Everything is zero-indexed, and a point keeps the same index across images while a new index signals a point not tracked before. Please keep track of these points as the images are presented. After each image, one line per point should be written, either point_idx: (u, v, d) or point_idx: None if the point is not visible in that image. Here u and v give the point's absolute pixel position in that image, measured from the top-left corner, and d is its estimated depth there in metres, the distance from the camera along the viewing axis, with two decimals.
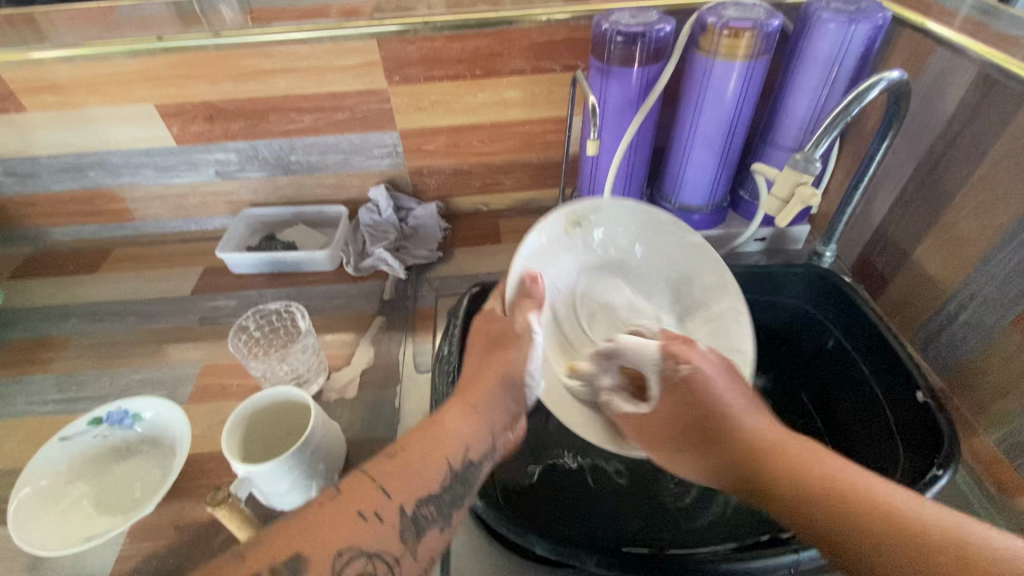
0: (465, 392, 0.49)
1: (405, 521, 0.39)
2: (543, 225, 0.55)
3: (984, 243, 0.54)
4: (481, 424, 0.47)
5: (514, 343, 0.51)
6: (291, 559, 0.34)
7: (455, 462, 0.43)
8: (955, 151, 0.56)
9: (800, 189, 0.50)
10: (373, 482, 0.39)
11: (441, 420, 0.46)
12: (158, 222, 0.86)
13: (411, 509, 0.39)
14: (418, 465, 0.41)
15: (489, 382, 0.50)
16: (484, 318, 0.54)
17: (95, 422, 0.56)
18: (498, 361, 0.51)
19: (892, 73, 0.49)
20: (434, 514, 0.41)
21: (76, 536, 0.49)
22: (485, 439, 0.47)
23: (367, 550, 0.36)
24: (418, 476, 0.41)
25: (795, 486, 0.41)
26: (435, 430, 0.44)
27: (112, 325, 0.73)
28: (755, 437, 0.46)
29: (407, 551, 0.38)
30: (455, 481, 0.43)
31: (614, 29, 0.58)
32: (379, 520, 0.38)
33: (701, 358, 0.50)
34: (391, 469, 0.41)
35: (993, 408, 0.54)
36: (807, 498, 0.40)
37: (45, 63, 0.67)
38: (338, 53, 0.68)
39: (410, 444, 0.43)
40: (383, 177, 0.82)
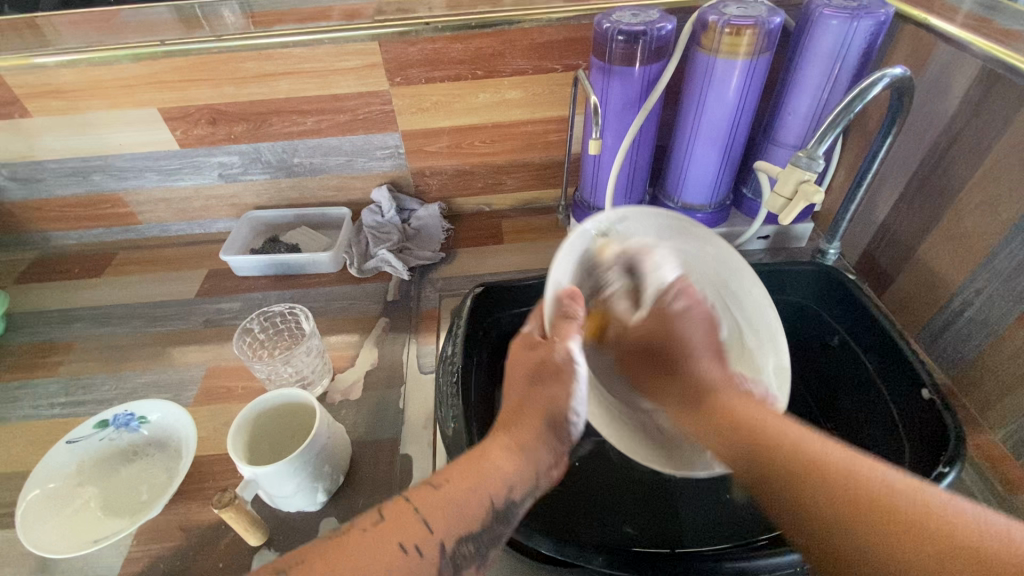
0: (512, 423, 0.44)
1: (444, 561, 0.35)
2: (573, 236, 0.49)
3: (989, 239, 0.53)
4: (536, 460, 0.42)
5: (557, 377, 0.44)
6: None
7: (499, 500, 0.39)
8: (959, 147, 0.56)
9: (803, 186, 0.50)
10: (414, 512, 0.36)
11: (488, 450, 0.42)
12: (162, 225, 0.87)
13: (451, 548, 0.36)
14: (465, 501, 0.37)
15: (533, 416, 0.44)
16: (522, 343, 0.48)
17: (102, 425, 0.56)
18: (549, 395, 0.44)
19: (895, 68, 0.49)
20: (472, 554, 0.37)
21: (83, 538, 0.49)
22: (534, 479, 0.42)
23: None
24: (462, 514, 0.37)
25: (795, 467, 0.36)
26: (482, 462, 0.40)
27: (118, 328, 0.74)
28: (732, 407, 0.42)
29: None
30: (497, 520, 0.39)
31: (615, 28, 0.58)
32: (418, 556, 0.34)
33: (697, 304, 0.50)
34: (432, 500, 0.37)
35: (1000, 404, 0.54)
36: (821, 480, 0.34)
37: (49, 68, 0.67)
38: (340, 55, 0.68)
39: (455, 476, 0.39)
40: (385, 179, 0.82)
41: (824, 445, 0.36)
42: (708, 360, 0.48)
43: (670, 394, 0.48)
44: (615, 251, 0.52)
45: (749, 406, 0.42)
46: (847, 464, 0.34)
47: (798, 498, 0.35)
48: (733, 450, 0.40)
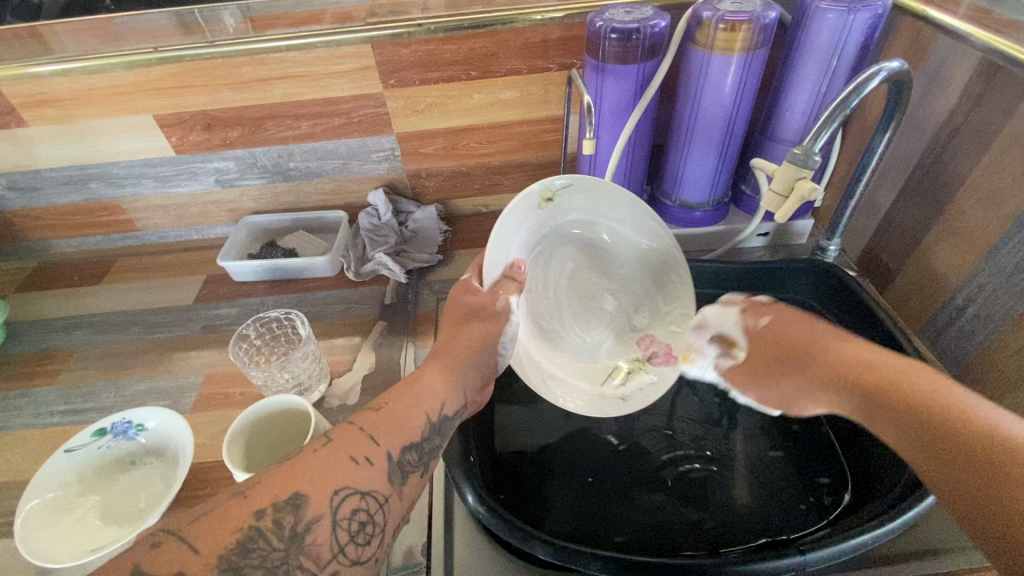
0: (444, 353, 0.50)
1: (393, 466, 0.40)
2: (520, 195, 0.54)
3: (992, 234, 0.52)
4: (463, 381, 0.48)
5: (490, 316, 0.51)
6: (289, 498, 0.35)
7: (434, 415, 0.45)
8: (960, 140, 0.55)
9: (799, 184, 0.49)
10: (360, 431, 0.41)
11: (420, 376, 0.47)
12: (161, 232, 0.87)
13: (397, 455, 0.41)
14: (403, 417, 0.43)
15: (467, 348, 0.50)
16: (463, 289, 0.54)
17: (99, 433, 0.56)
18: (474, 331, 0.50)
19: (892, 62, 0.48)
20: (417, 460, 0.42)
21: (82, 548, 0.49)
22: (463, 397, 0.48)
23: (359, 488, 0.38)
24: (403, 426, 0.42)
25: (935, 415, 0.38)
26: (417, 386, 0.46)
27: (117, 335, 0.74)
28: (862, 371, 0.43)
29: (395, 492, 0.40)
30: (435, 431, 0.44)
31: (608, 26, 0.58)
32: (368, 463, 0.39)
33: (780, 312, 0.51)
34: (375, 419, 0.42)
35: (1003, 402, 0.53)
36: (943, 431, 0.37)
37: (44, 77, 0.68)
38: (334, 58, 0.68)
39: (392, 400, 0.44)
40: (381, 182, 0.82)
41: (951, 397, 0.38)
42: (851, 343, 0.46)
43: (826, 375, 0.46)
44: (561, 210, 0.59)
45: (859, 349, 0.45)
46: (950, 408, 0.37)
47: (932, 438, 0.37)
48: (839, 378, 0.45)
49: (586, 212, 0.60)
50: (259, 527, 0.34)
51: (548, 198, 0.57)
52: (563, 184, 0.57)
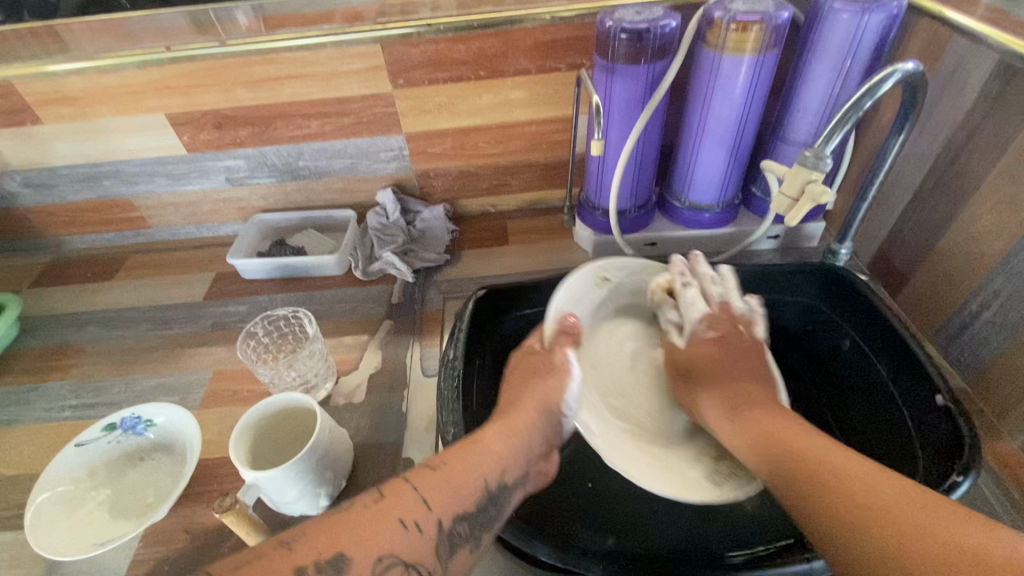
0: (507, 415, 0.49)
1: (442, 537, 0.38)
2: (580, 271, 0.62)
3: (1008, 239, 0.51)
4: (524, 448, 0.47)
5: (552, 375, 0.52)
6: (333, 558, 0.34)
7: (492, 483, 0.43)
8: (976, 143, 0.54)
9: (810, 187, 0.48)
10: (415, 491, 0.39)
11: (480, 437, 0.46)
12: (172, 229, 0.88)
13: (448, 524, 0.39)
14: (460, 480, 0.41)
15: (528, 407, 0.50)
16: (524, 353, 0.57)
17: (110, 427, 0.57)
18: (538, 391, 0.51)
19: (907, 64, 0.47)
20: (467, 532, 0.40)
21: (90, 541, 0.50)
22: (524, 463, 0.46)
23: (405, 559, 0.36)
24: (458, 492, 0.40)
25: (865, 508, 0.36)
26: (476, 446, 0.44)
27: (128, 331, 0.75)
28: (778, 434, 0.44)
29: (439, 568, 0.38)
30: (491, 502, 0.42)
31: (617, 26, 0.57)
32: (419, 531, 0.37)
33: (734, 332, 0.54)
34: (432, 480, 0.40)
35: (1017, 411, 0.52)
36: (823, 488, 0.38)
37: (59, 75, 0.69)
38: (343, 58, 0.68)
39: (452, 459, 0.43)
40: (390, 181, 0.82)
41: (864, 476, 0.38)
42: (767, 405, 0.48)
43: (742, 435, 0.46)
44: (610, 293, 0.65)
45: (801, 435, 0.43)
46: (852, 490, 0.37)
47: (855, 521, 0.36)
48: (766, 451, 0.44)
49: (644, 288, 0.66)
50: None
51: (604, 279, 0.64)
52: (620, 270, 0.65)
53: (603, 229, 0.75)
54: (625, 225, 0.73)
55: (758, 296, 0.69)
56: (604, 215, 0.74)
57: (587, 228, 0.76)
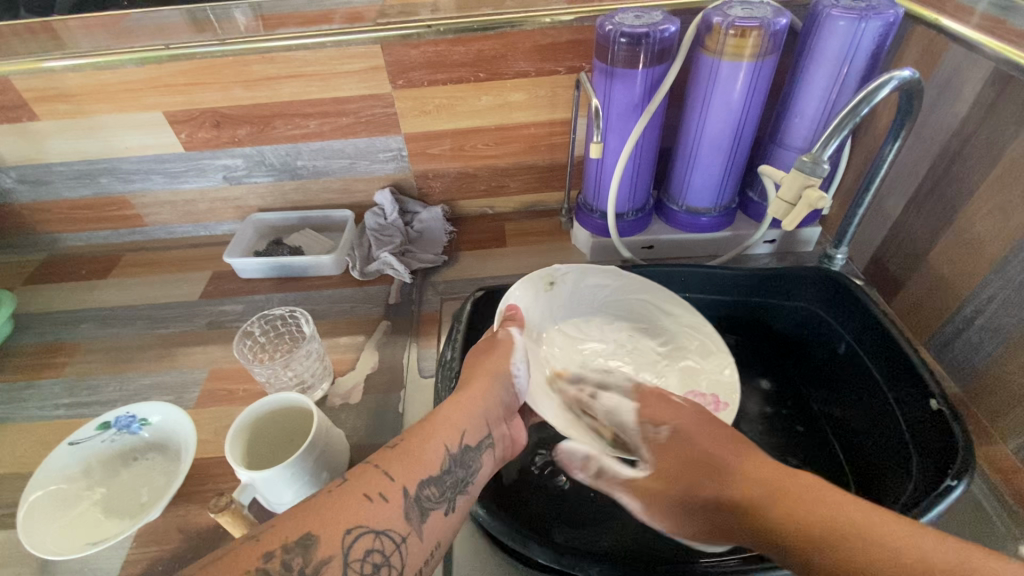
0: (464, 386, 0.50)
1: (409, 503, 0.39)
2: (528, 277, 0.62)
3: (1001, 245, 0.52)
4: (480, 410, 0.48)
5: (496, 350, 0.53)
6: (301, 538, 0.34)
7: (454, 448, 0.44)
8: (970, 151, 0.55)
9: (807, 192, 0.49)
10: (376, 467, 0.40)
11: (436, 411, 0.46)
12: (168, 227, 0.87)
13: (414, 490, 0.40)
14: (419, 451, 0.42)
15: (481, 379, 0.50)
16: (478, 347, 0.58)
17: (103, 426, 0.56)
18: (483, 364, 0.52)
19: (903, 71, 0.47)
20: (437, 496, 0.41)
21: (82, 540, 0.49)
22: (484, 429, 0.47)
23: (375, 527, 0.37)
24: (419, 461, 0.41)
25: (825, 526, 0.38)
26: (434, 419, 0.45)
27: (122, 329, 0.74)
28: (747, 468, 0.45)
29: (413, 531, 0.39)
30: (455, 465, 0.43)
31: (617, 31, 0.58)
32: (384, 500, 0.38)
33: (681, 416, 0.52)
34: (392, 455, 0.41)
35: (1010, 416, 0.53)
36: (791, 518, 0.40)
37: (56, 72, 0.68)
38: (343, 58, 0.68)
39: (409, 433, 0.43)
40: (388, 181, 0.82)
41: (826, 494, 0.40)
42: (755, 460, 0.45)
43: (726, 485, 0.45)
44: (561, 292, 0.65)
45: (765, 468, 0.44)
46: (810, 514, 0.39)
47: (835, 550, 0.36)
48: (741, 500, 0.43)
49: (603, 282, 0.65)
50: (265, 569, 0.33)
51: (551, 282, 0.63)
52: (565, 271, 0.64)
53: (600, 232, 0.75)
54: (623, 228, 0.73)
55: (755, 300, 0.69)
56: (601, 217, 0.74)
57: (584, 230, 0.76)
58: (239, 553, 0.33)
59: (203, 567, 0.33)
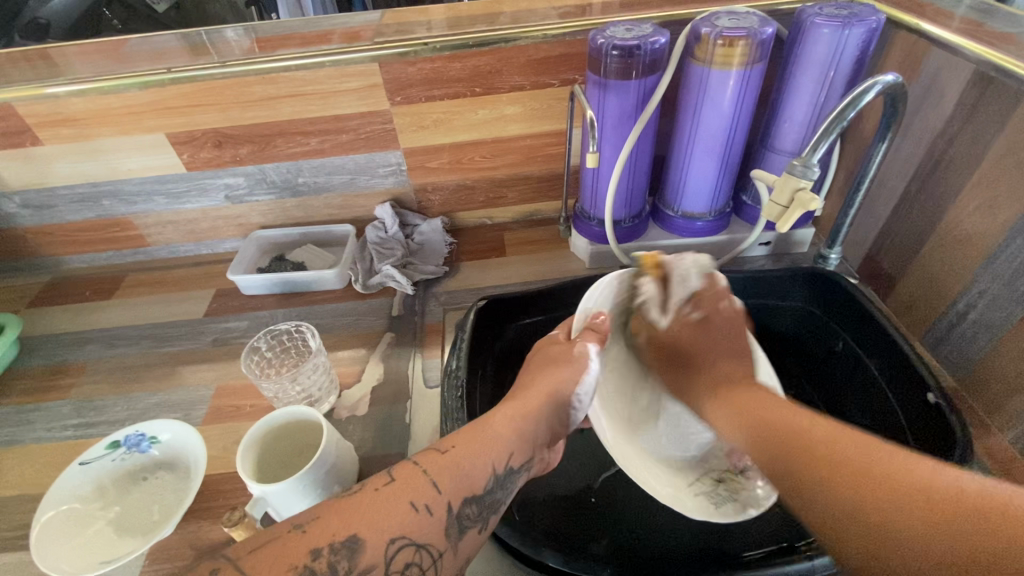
0: (518, 399, 0.49)
1: (451, 519, 0.39)
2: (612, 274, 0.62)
3: (990, 241, 0.53)
4: (530, 431, 0.47)
5: (568, 364, 0.53)
6: (346, 542, 0.35)
7: (499, 468, 0.43)
8: (955, 150, 0.56)
9: (799, 194, 0.50)
10: (425, 475, 0.40)
11: (488, 421, 0.46)
12: (170, 246, 0.88)
13: (456, 508, 0.40)
14: (467, 466, 0.42)
15: (537, 396, 0.50)
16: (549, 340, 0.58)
17: (113, 445, 0.57)
18: (551, 377, 0.51)
19: (887, 76, 0.49)
20: (475, 515, 0.41)
21: (95, 560, 0.50)
22: (530, 449, 0.47)
23: (415, 540, 0.37)
24: (466, 476, 0.41)
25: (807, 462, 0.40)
26: (485, 430, 0.45)
27: (128, 349, 0.75)
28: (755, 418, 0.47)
29: (450, 548, 0.39)
30: (497, 486, 0.43)
31: (609, 43, 0.59)
32: (428, 513, 0.38)
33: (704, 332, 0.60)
34: (441, 464, 0.41)
35: (1007, 406, 0.54)
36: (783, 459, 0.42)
37: (60, 97, 0.70)
38: (341, 77, 0.70)
39: (460, 443, 0.43)
40: (388, 196, 0.83)
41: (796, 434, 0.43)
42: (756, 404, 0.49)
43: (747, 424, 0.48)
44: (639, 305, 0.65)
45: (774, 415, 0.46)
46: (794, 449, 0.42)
47: (848, 487, 0.37)
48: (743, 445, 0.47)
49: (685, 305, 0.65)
50: (311, 569, 0.34)
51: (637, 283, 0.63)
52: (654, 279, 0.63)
53: (599, 239, 0.76)
54: (620, 235, 0.74)
55: (752, 301, 0.70)
56: (599, 225, 0.75)
57: (583, 237, 0.77)
58: (287, 541, 0.35)
59: (257, 547, 0.35)
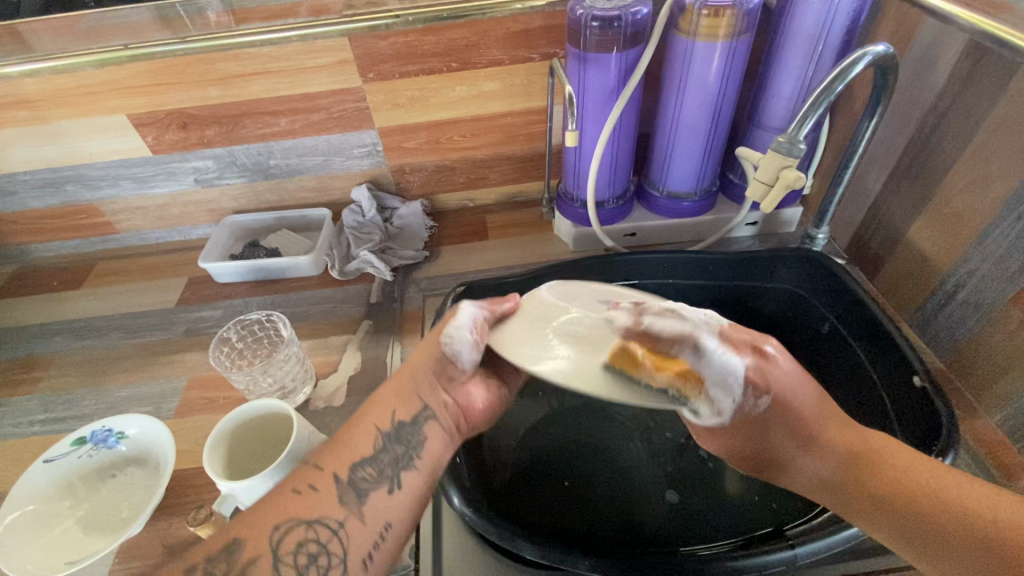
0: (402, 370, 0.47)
1: (343, 488, 0.40)
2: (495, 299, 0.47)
3: (981, 219, 0.52)
4: (416, 384, 0.45)
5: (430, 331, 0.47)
6: (229, 543, 0.36)
7: (383, 426, 0.43)
8: (948, 124, 0.54)
9: (784, 173, 0.48)
10: (309, 463, 0.41)
11: (372, 396, 0.46)
12: (141, 233, 0.85)
13: (346, 475, 0.40)
14: (348, 440, 0.43)
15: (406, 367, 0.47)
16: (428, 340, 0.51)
17: (79, 442, 0.55)
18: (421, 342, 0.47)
19: (878, 46, 0.47)
20: (375, 475, 0.41)
21: (61, 560, 0.48)
22: (422, 399, 0.45)
23: (303, 519, 0.38)
24: (347, 447, 0.42)
25: (956, 519, 0.34)
26: (366, 407, 0.45)
27: (98, 340, 0.73)
28: (855, 446, 0.40)
29: (351, 514, 0.39)
30: (391, 442, 0.43)
31: (588, 14, 0.56)
32: (313, 491, 0.39)
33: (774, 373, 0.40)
34: (324, 449, 0.42)
35: (994, 387, 0.53)
36: (914, 501, 0.36)
37: (12, 77, 0.66)
38: (310, 53, 0.66)
39: (346, 427, 0.44)
40: (365, 178, 0.80)
41: (933, 475, 0.37)
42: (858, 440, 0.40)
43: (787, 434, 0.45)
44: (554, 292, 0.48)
45: (901, 459, 0.38)
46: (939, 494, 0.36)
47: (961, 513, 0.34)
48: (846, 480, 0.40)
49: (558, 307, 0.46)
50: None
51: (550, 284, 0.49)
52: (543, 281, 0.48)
53: (582, 221, 0.74)
54: (604, 216, 0.72)
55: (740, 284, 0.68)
56: (582, 206, 0.73)
57: (566, 220, 0.75)
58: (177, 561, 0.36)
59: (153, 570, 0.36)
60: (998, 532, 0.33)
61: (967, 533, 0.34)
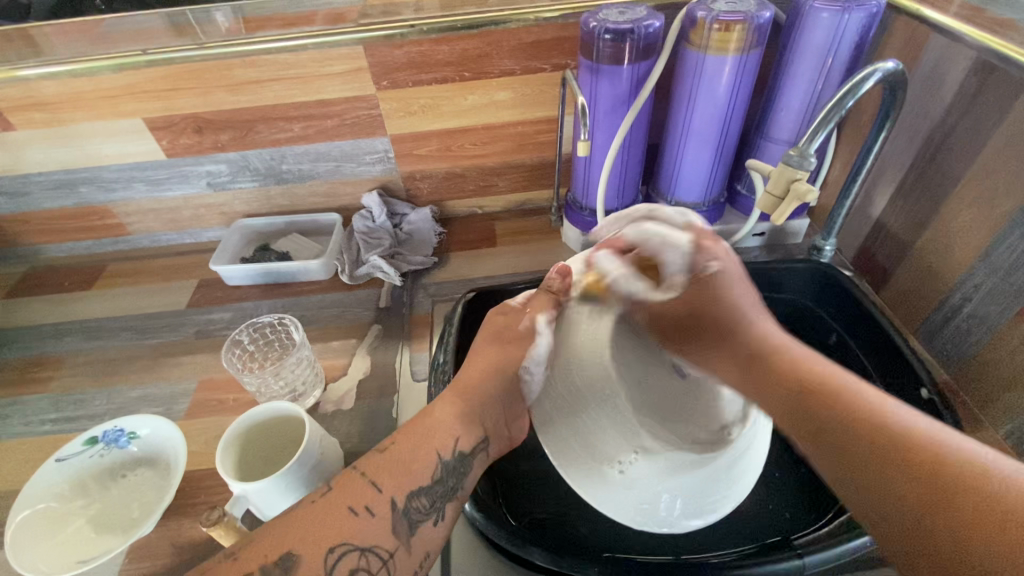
0: (466, 393, 0.48)
1: (398, 516, 0.39)
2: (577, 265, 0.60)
3: (987, 234, 0.52)
4: (474, 413, 0.47)
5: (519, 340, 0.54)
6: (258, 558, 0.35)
7: (446, 453, 0.44)
8: (955, 139, 0.55)
9: (795, 185, 0.49)
10: (363, 478, 0.40)
11: (429, 411, 0.46)
12: (152, 235, 0.86)
13: (403, 503, 0.40)
14: (409, 459, 0.42)
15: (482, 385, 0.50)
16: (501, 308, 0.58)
17: (91, 441, 0.55)
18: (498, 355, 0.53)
19: (887, 63, 0.47)
20: (426, 507, 0.41)
21: (72, 559, 0.48)
22: (479, 431, 0.47)
23: (359, 545, 0.37)
24: (408, 469, 0.41)
25: (878, 441, 0.36)
26: (425, 421, 0.45)
27: (109, 341, 0.73)
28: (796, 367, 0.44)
29: (402, 545, 0.39)
30: (447, 474, 0.43)
31: (602, 27, 0.57)
32: (370, 514, 0.38)
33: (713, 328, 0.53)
34: (380, 463, 0.41)
35: (998, 401, 0.53)
36: (845, 419, 0.39)
37: (32, 80, 0.67)
38: (325, 60, 0.67)
39: (400, 437, 0.44)
40: (376, 184, 0.81)
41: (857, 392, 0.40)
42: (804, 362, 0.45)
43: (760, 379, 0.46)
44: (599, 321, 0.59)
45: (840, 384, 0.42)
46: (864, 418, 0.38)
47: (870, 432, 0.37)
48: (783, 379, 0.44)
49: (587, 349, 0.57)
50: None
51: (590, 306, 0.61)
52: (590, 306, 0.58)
53: (590, 229, 0.75)
54: None
55: None
56: (591, 215, 0.74)
57: (575, 228, 0.76)
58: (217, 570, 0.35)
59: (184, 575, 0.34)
60: (923, 452, 0.35)
61: (892, 451, 0.36)
